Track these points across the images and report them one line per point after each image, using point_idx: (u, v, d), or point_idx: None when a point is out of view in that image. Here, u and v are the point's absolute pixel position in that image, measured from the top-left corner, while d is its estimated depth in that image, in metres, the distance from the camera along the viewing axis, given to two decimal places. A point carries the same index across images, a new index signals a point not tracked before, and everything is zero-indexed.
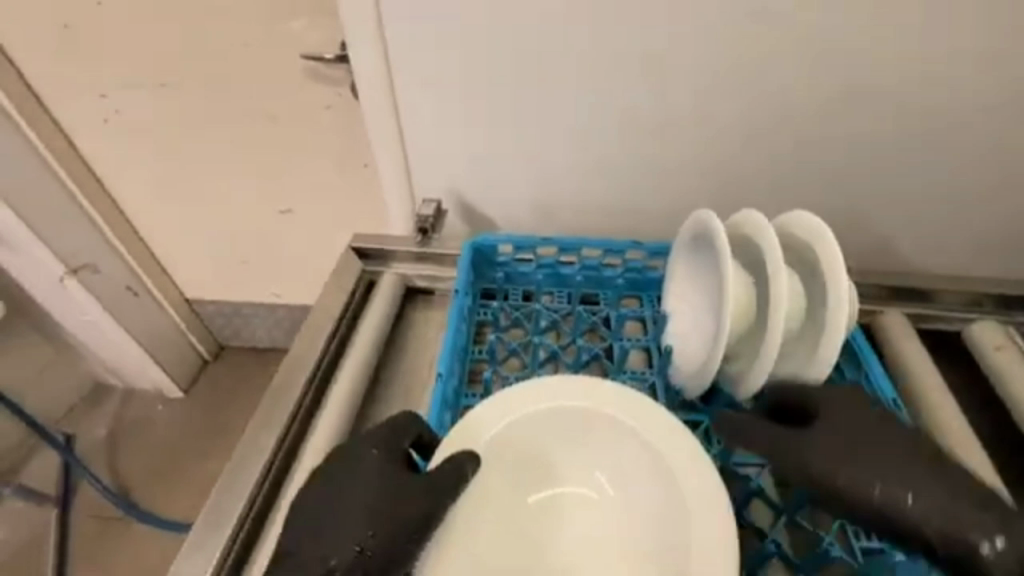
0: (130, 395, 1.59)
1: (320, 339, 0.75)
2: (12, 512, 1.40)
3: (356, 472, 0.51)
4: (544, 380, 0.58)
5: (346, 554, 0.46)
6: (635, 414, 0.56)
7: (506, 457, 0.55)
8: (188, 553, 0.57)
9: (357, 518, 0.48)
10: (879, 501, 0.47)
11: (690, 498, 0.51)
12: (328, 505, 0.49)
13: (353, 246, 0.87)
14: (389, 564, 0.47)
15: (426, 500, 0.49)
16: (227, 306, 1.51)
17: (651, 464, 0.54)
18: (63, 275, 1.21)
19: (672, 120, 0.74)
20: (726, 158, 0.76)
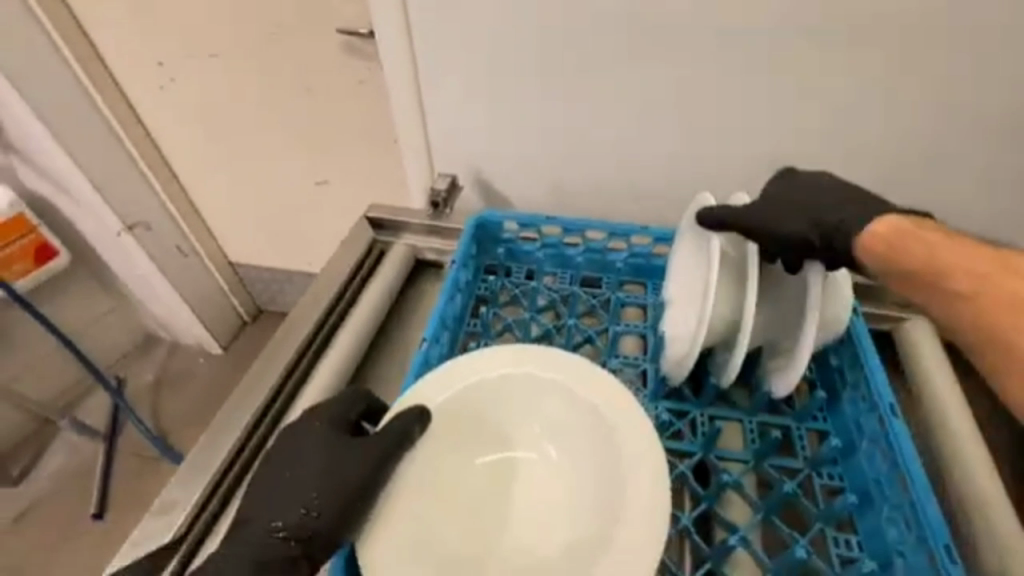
0: (176, 348, 1.71)
1: (325, 301, 0.78)
2: (68, 443, 1.53)
3: (305, 435, 0.55)
4: (504, 346, 0.59)
5: (291, 517, 0.50)
6: (594, 388, 0.57)
7: (464, 417, 0.58)
8: (180, 484, 0.62)
9: (308, 483, 0.51)
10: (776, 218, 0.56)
11: (637, 473, 0.51)
12: (285, 466, 0.54)
13: (368, 215, 0.89)
14: (337, 522, 0.49)
15: (369, 465, 0.52)
16: (265, 272, 1.58)
17: (601, 438, 0.55)
18: (120, 230, 1.30)
19: (698, 106, 0.70)
20: (752, 148, 0.72)
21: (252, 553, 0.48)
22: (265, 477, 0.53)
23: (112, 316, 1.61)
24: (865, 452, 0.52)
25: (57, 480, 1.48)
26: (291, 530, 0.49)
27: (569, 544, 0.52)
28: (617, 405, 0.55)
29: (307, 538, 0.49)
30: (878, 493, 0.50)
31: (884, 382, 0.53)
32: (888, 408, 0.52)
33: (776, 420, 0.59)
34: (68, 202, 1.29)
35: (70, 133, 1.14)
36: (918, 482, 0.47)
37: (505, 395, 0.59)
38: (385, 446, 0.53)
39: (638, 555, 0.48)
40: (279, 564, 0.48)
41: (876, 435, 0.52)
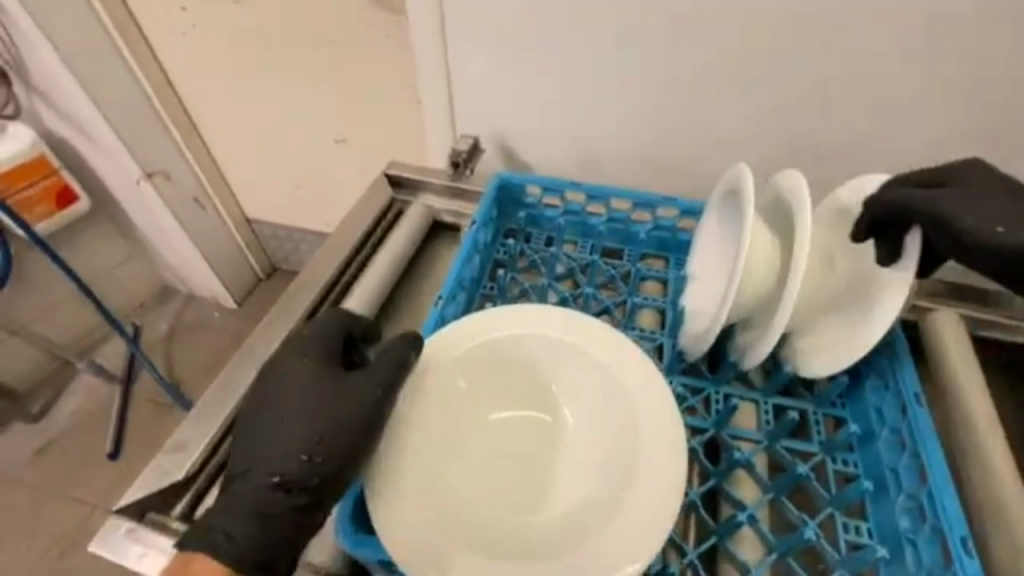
0: (191, 300, 1.73)
1: (340, 257, 0.78)
2: (87, 385, 1.58)
3: (292, 375, 0.55)
4: (519, 307, 0.58)
5: (290, 466, 0.50)
6: (606, 351, 0.56)
7: (476, 378, 0.57)
8: (193, 425, 0.62)
9: (299, 430, 0.51)
10: (980, 219, 0.47)
11: (647, 439, 0.51)
12: (277, 411, 0.53)
13: (387, 173, 0.88)
14: (345, 461, 0.50)
15: (369, 392, 0.52)
16: (282, 229, 1.59)
17: (617, 407, 0.55)
18: (139, 178, 1.28)
19: (739, 75, 0.67)
20: (789, 123, 0.69)
21: (254, 504, 0.49)
22: (262, 421, 0.54)
23: (128, 264, 1.63)
24: (884, 440, 0.51)
25: (75, 419, 1.53)
26: (286, 481, 0.50)
27: (576, 507, 0.51)
28: (634, 373, 0.55)
29: (314, 482, 0.50)
30: (892, 481, 0.49)
31: (913, 373, 0.52)
32: (912, 397, 0.50)
33: (793, 403, 0.58)
34: (88, 146, 1.28)
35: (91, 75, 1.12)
36: (938, 473, 0.45)
37: (519, 359, 0.58)
38: (380, 372, 0.53)
39: (649, 522, 0.47)
40: (286, 511, 0.49)
41: (896, 424, 0.51)
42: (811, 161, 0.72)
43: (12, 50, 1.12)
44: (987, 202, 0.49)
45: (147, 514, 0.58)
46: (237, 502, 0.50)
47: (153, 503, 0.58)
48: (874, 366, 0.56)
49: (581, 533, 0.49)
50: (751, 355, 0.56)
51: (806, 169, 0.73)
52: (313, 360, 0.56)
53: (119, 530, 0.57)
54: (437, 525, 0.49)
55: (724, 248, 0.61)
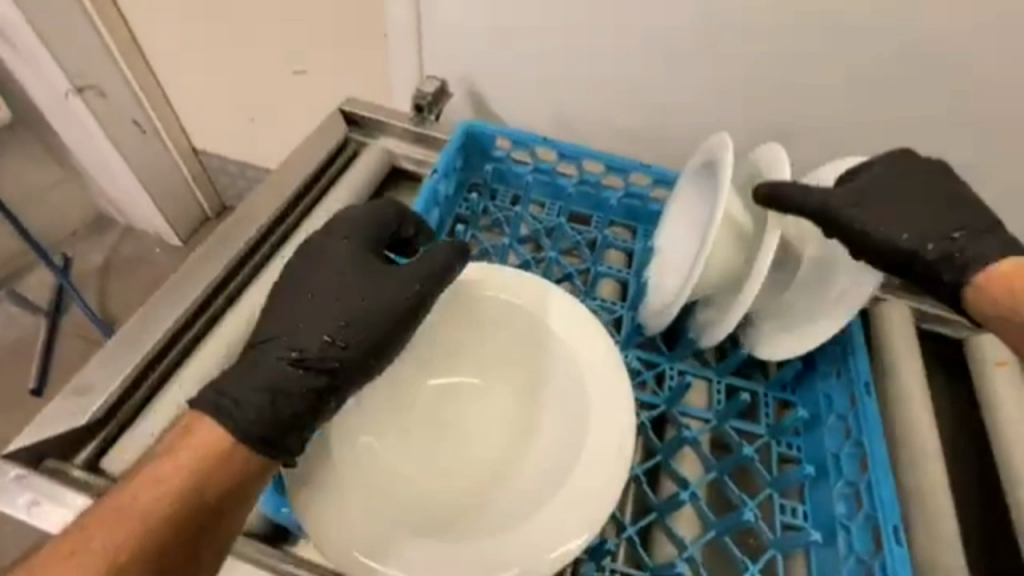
0: (130, 233, 1.59)
1: (283, 197, 0.72)
2: (9, 316, 1.45)
3: (331, 253, 0.51)
4: (473, 267, 0.55)
5: (314, 342, 0.46)
6: (563, 315, 0.54)
7: (425, 340, 0.55)
8: (101, 365, 0.56)
9: (328, 312, 0.48)
10: (885, 237, 0.49)
11: (595, 407, 0.49)
12: (310, 289, 0.49)
13: (342, 109, 0.80)
14: (372, 352, 0.48)
15: (407, 287, 0.50)
16: (232, 164, 1.45)
17: (571, 379, 0.52)
18: (69, 91, 1.15)
19: (734, 35, 0.62)
20: (777, 94, 0.66)
21: (263, 381, 0.44)
22: (286, 300, 0.49)
23: (61, 188, 1.48)
24: (829, 426, 0.51)
25: None
26: (303, 357, 0.45)
27: (519, 484, 0.49)
28: (593, 352, 0.52)
29: (333, 368, 0.46)
30: (834, 466, 0.49)
31: (866, 360, 0.51)
32: (862, 386, 0.50)
33: (745, 384, 0.57)
34: (6, 51, 1.12)
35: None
36: (879, 463, 0.45)
37: (472, 322, 0.55)
38: (423, 269, 0.51)
39: (588, 502, 0.46)
40: (299, 393, 0.44)
41: (844, 410, 0.51)
42: (795, 138, 0.69)
43: None
44: (885, 211, 0.50)
45: (44, 460, 0.52)
46: (238, 378, 0.44)
47: (49, 449, 0.52)
48: (827, 353, 0.55)
49: (515, 513, 0.47)
50: (711, 334, 0.55)
51: (789, 144, 0.70)
52: (360, 239, 0.52)
53: (6, 476, 0.51)
54: (374, 488, 0.48)
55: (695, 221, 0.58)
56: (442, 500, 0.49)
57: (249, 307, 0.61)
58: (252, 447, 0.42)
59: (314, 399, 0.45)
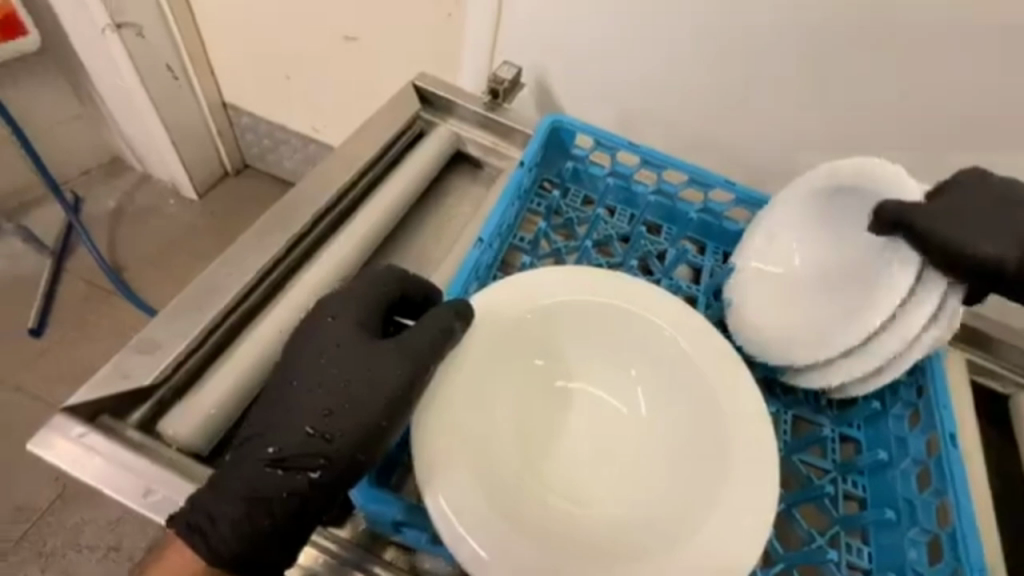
0: (144, 180, 1.51)
1: (351, 172, 0.69)
2: (10, 250, 1.36)
3: (317, 335, 0.47)
4: (564, 268, 0.54)
5: (296, 438, 0.42)
6: (669, 320, 0.53)
7: (506, 324, 0.51)
8: (164, 323, 0.55)
9: (312, 397, 0.44)
10: (986, 247, 0.45)
11: (723, 417, 0.49)
12: (297, 374, 0.45)
13: (415, 84, 0.77)
14: (356, 454, 0.43)
15: (401, 366, 0.44)
16: (262, 123, 1.38)
17: (689, 388, 0.52)
18: (106, 26, 1.09)
19: (836, 53, 0.60)
20: (870, 124, 0.64)
21: (246, 486, 0.42)
22: (272, 396, 0.46)
23: (81, 124, 1.39)
24: (902, 470, 0.50)
25: None
26: (281, 457, 0.42)
27: (660, 502, 0.49)
28: (722, 371, 0.51)
29: (318, 466, 0.42)
30: (908, 512, 0.48)
31: (953, 400, 0.50)
32: (947, 436, 0.49)
33: (814, 419, 0.57)
34: None
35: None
36: (965, 514, 0.45)
37: (551, 325, 0.54)
38: (419, 346, 0.46)
39: (749, 525, 0.44)
40: (280, 497, 0.42)
41: (922, 456, 0.50)
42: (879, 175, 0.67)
43: None
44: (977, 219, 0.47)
45: (99, 416, 0.50)
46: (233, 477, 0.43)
47: (108, 404, 0.50)
48: (908, 396, 0.54)
49: (670, 530, 0.46)
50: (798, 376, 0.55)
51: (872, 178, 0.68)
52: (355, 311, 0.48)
53: (65, 432, 0.48)
54: (441, 462, 0.44)
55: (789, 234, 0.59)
56: (511, 486, 0.47)
57: (313, 281, 0.60)
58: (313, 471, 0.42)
59: (301, 500, 0.42)
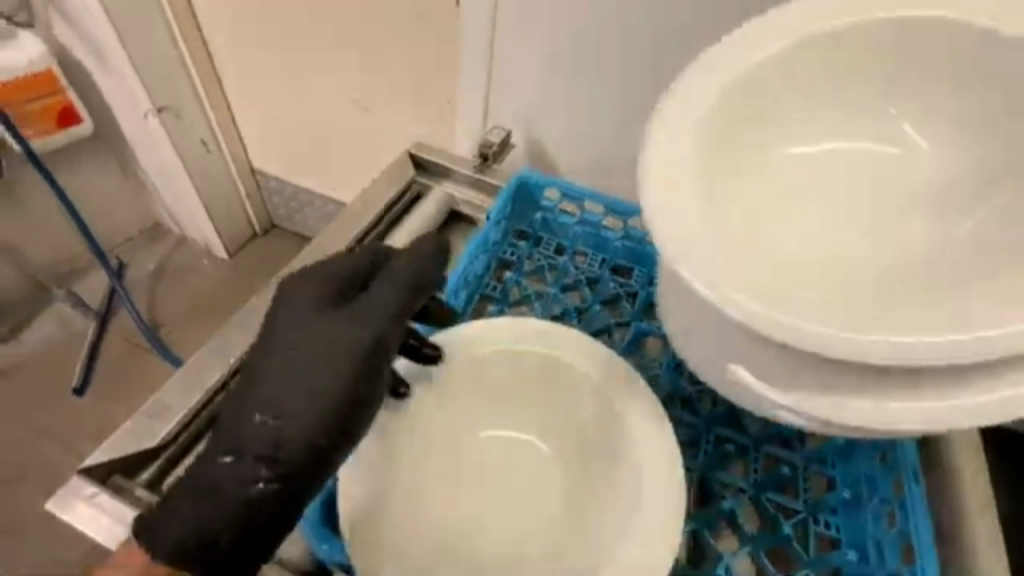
0: (181, 243, 1.62)
1: (351, 235, 0.76)
2: (59, 315, 1.47)
3: (281, 317, 0.46)
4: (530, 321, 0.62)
5: (251, 433, 0.41)
6: (597, 364, 0.60)
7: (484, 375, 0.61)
8: (177, 386, 0.60)
9: (266, 389, 0.43)
10: None
11: (640, 454, 0.56)
12: (254, 366, 0.44)
13: (411, 152, 0.84)
14: (316, 450, 0.42)
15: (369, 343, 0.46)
16: (287, 187, 1.48)
17: (614, 428, 0.59)
18: (148, 111, 1.21)
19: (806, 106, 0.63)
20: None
21: (197, 495, 0.40)
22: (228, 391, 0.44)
23: (127, 195, 1.52)
24: (871, 510, 0.55)
25: (44, 347, 1.44)
26: (238, 453, 0.41)
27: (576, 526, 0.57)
28: (643, 417, 0.57)
29: (273, 463, 0.41)
30: (876, 555, 0.53)
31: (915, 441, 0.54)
32: (909, 476, 0.53)
33: (782, 456, 0.60)
34: (97, 68, 1.17)
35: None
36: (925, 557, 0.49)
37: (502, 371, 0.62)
38: (384, 323, 0.47)
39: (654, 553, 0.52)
40: (231, 506, 0.40)
41: (888, 497, 0.54)
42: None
43: None
44: None
45: (112, 476, 0.56)
46: (183, 507, 0.40)
47: (119, 465, 0.56)
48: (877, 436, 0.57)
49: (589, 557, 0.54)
50: (993, 402, 0.39)
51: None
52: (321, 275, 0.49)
53: (82, 491, 0.54)
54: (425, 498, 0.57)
55: (716, 148, 0.48)
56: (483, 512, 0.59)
57: None
58: (270, 471, 0.41)
59: (261, 506, 0.41)
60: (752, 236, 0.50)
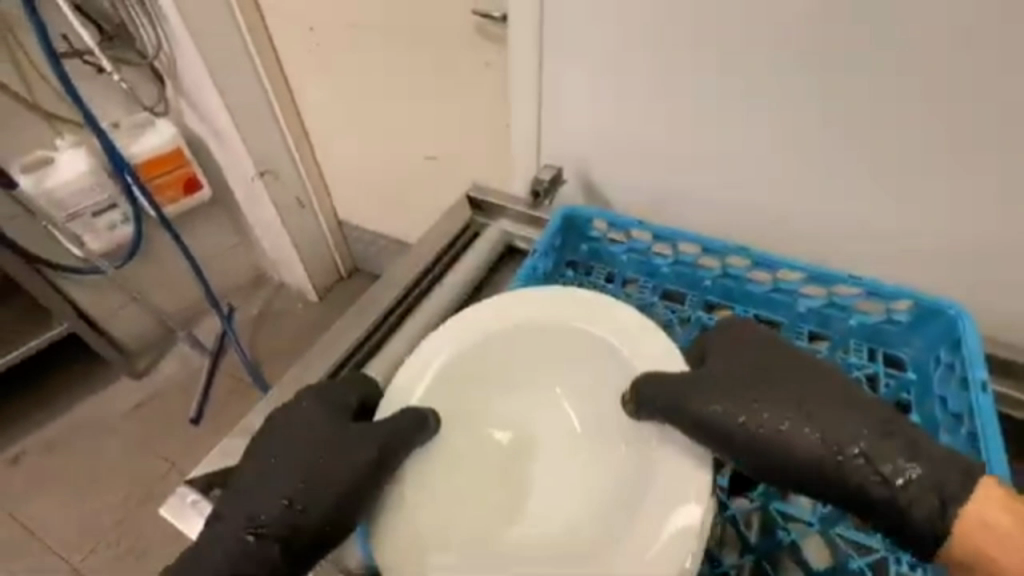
0: (280, 289, 1.82)
1: (416, 271, 0.80)
2: (181, 353, 1.69)
3: (310, 414, 0.55)
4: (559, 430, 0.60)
5: (274, 510, 0.49)
6: (601, 469, 0.56)
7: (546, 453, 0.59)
8: (264, 410, 0.67)
9: (282, 486, 0.50)
10: None
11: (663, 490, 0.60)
12: (290, 452, 0.52)
13: (468, 194, 0.87)
14: (294, 556, 0.49)
15: (356, 453, 0.51)
16: (368, 233, 1.64)
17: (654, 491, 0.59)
18: (253, 174, 1.38)
19: (880, 110, 0.58)
20: (928, 177, 0.60)
21: (225, 558, 0.48)
22: (256, 467, 0.52)
23: (235, 249, 1.74)
24: None
25: (168, 383, 1.65)
26: (258, 527, 0.48)
27: None
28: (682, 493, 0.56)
29: (281, 543, 0.48)
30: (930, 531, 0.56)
31: (993, 424, 0.51)
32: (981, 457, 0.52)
33: None
34: (214, 142, 1.38)
35: (226, 76, 1.20)
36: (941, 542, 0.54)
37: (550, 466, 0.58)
38: (380, 431, 0.52)
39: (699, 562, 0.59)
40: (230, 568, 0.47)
41: None
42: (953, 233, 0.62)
43: (169, 59, 1.22)
44: None
45: (211, 487, 0.62)
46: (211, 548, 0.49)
47: (215, 480, 0.62)
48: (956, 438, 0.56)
49: None
50: None
51: (946, 234, 0.63)
52: (327, 398, 0.57)
53: (186, 500, 0.61)
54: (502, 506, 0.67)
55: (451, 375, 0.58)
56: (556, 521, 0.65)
57: None
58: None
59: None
60: (456, 457, 0.56)
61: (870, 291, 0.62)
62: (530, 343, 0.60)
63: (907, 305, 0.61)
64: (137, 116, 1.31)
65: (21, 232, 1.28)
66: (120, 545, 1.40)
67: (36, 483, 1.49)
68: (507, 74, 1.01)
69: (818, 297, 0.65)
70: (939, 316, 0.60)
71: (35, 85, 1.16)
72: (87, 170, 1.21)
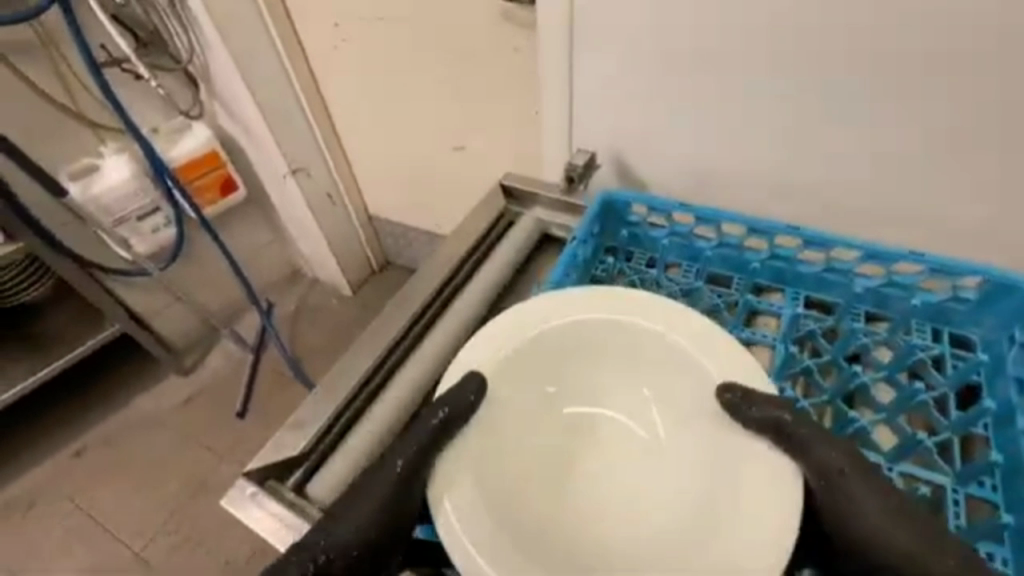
0: (315, 284, 1.86)
1: (453, 262, 0.80)
2: (224, 349, 1.75)
3: None
4: (621, 426, 0.58)
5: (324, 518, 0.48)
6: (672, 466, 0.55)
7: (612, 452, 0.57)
8: (312, 404, 0.68)
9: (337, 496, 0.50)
10: None
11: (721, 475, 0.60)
12: None
13: (501, 183, 0.86)
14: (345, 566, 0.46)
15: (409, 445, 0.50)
16: (398, 226, 1.65)
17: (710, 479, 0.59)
18: (285, 172, 1.40)
19: (937, 78, 0.54)
20: (991, 145, 0.57)
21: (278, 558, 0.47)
22: None
23: (271, 247, 1.78)
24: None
25: (214, 377, 1.71)
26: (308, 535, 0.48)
27: None
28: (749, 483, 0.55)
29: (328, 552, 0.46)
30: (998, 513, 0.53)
31: None
32: None
33: (925, 474, 0.55)
34: (247, 143, 1.40)
35: (256, 77, 1.22)
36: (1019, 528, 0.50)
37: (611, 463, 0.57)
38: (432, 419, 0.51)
39: None
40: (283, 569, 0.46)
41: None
42: None
43: (202, 64, 1.24)
44: None
45: (267, 480, 0.63)
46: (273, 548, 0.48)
47: (270, 472, 0.63)
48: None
49: None
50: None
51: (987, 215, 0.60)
52: None
53: (245, 491, 0.62)
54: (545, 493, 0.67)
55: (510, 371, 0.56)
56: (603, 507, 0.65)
57: (410, 375, 0.70)
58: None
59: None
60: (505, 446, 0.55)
61: (934, 268, 0.59)
62: (587, 337, 0.58)
63: (976, 281, 0.58)
64: (174, 122, 1.35)
65: (73, 237, 1.35)
66: (177, 532, 1.47)
67: (97, 475, 1.57)
68: (535, 58, 0.99)
69: (876, 276, 0.62)
70: (1014, 292, 0.57)
71: (77, 94, 1.20)
72: (130, 176, 1.26)
